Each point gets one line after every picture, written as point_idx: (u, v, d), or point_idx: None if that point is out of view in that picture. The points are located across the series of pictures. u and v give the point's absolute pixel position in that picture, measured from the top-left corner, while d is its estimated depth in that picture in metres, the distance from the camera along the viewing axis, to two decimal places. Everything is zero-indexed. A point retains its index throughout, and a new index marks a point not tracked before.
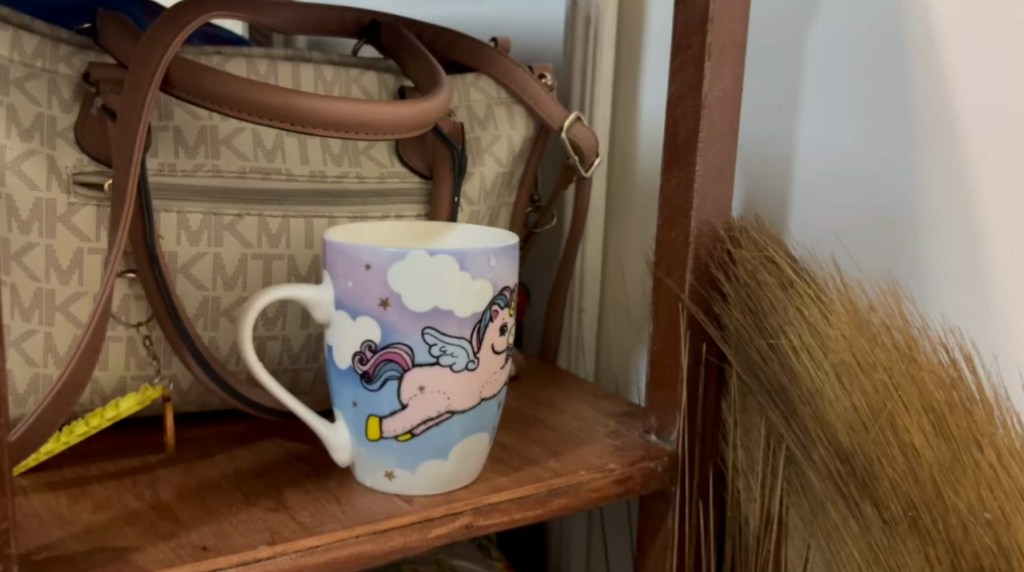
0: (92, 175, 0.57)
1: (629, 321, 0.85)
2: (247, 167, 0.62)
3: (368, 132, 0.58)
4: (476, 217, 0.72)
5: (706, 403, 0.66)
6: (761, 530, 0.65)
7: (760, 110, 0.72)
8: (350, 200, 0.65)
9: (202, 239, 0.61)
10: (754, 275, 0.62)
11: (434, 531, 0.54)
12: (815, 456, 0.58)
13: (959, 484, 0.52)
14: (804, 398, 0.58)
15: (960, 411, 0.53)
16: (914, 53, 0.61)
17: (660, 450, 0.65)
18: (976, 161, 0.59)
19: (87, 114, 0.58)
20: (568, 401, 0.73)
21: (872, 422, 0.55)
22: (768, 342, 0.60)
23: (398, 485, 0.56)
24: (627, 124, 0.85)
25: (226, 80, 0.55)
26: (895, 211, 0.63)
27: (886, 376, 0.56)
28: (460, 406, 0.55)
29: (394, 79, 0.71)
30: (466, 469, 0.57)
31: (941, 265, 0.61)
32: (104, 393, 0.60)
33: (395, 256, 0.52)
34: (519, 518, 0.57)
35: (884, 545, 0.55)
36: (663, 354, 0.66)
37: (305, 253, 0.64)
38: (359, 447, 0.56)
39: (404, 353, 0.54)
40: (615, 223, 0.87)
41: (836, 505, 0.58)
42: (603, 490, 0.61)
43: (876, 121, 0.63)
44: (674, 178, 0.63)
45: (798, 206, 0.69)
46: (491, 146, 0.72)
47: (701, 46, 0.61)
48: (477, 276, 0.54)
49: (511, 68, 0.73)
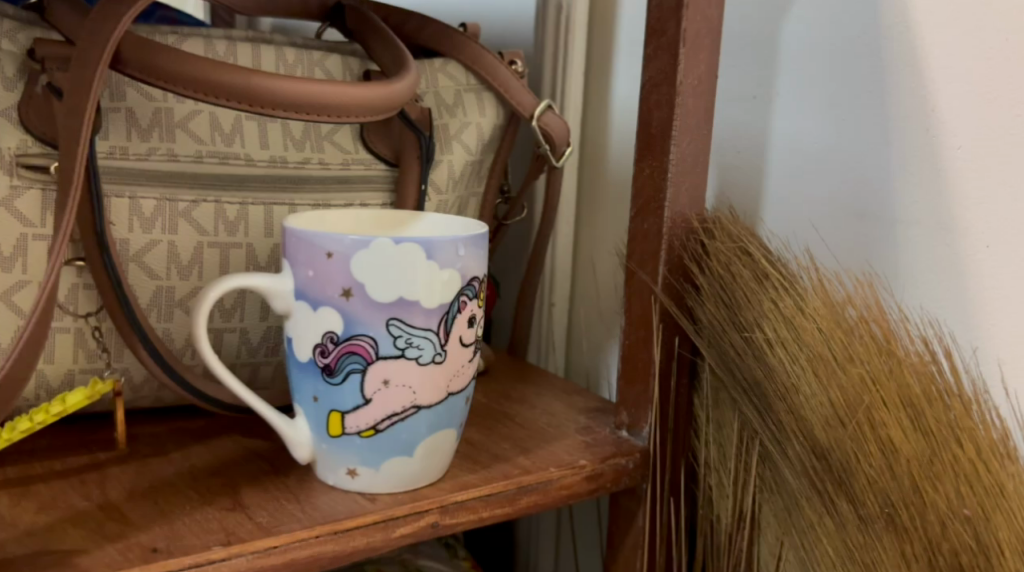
0: (38, 157, 0.55)
1: (600, 315, 0.83)
2: (204, 151, 0.59)
3: (331, 115, 0.55)
4: (444, 207, 0.70)
5: (678, 397, 0.64)
6: (733, 529, 0.63)
7: (734, 99, 0.70)
8: (313, 187, 0.62)
9: (156, 226, 0.58)
10: (728, 267, 0.60)
11: (398, 531, 0.52)
12: (790, 452, 0.57)
13: (938, 479, 0.51)
14: (779, 393, 0.57)
15: (939, 406, 0.52)
16: (892, 42, 0.60)
17: (632, 446, 0.63)
18: (954, 153, 0.57)
19: (32, 93, 0.55)
20: (539, 397, 0.71)
21: (849, 417, 0.53)
22: (743, 336, 0.58)
23: (362, 483, 0.54)
24: (599, 113, 0.83)
25: (182, 57, 0.52)
26: (872, 202, 0.61)
27: (864, 370, 0.54)
28: (427, 401, 0.53)
29: (359, 62, 0.69)
30: (432, 466, 0.55)
31: (917, 259, 0.59)
32: (50, 387, 0.57)
33: (359, 244, 0.50)
34: (486, 516, 0.55)
35: (859, 543, 0.53)
36: (636, 346, 0.63)
37: (265, 242, 0.61)
38: (319, 444, 0.54)
39: (368, 345, 0.51)
40: (587, 215, 0.85)
41: (812, 503, 0.56)
42: (573, 487, 0.59)
43: (854, 111, 0.62)
44: (647, 167, 0.61)
45: (772, 198, 0.67)
46: (459, 133, 0.70)
47: (676, 32, 0.59)
48: (444, 266, 0.51)
49: (480, 54, 0.71)
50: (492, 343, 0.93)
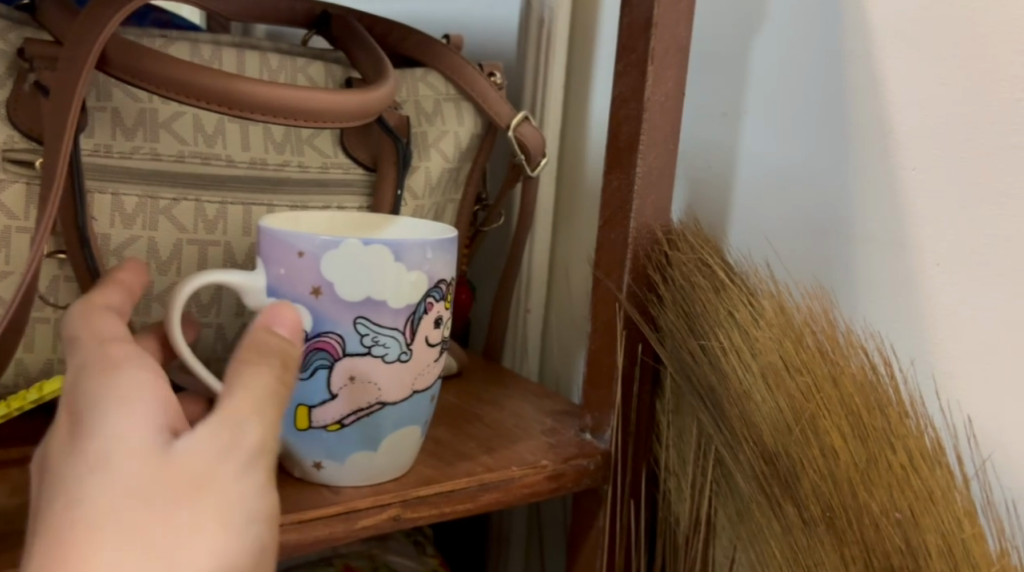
0: (24, 152, 0.57)
1: (572, 323, 0.86)
2: (186, 152, 0.61)
3: (309, 120, 0.57)
4: (421, 212, 0.72)
5: (641, 402, 0.66)
6: (690, 531, 0.65)
7: (707, 117, 0.72)
8: (291, 189, 0.65)
9: (137, 222, 0.60)
10: (689, 278, 0.62)
11: (361, 523, 0.55)
12: (741, 457, 0.59)
13: (873, 485, 0.53)
14: (732, 400, 0.59)
15: (877, 414, 0.54)
16: (851, 65, 0.62)
17: (594, 448, 0.65)
18: (907, 173, 0.59)
19: (20, 90, 0.57)
20: (508, 399, 0.73)
21: (795, 424, 0.56)
22: (700, 344, 0.61)
23: (329, 476, 0.56)
24: (577, 125, 0.85)
25: (167, 61, 0.55)
26: (831, 220, 0.64)
27: (809, 378, 0.56)
28: (391, 399, 0.55)
29: (342, 69, 0.71)
30: (397, 461, 0.57)
31: (870, 275, 0.62)
32: (29, 375, 0.59)
33: (328, 244, 0.52)
34: (448, 511, 0.57)
35: (803, 546, 0.55)
36: (600, 352, 0.65)
37: (243, 241, 0.63)
38: (287, 438, 0.55)
39: (335, 342, 0.53)
40: (564, 225, 0.87)
41: (761, 506, 0.58)
42: (535, 486, 0.61)
43: (817, 131, 0.64)
44: (616, 178, 0.63)
45: (740, 214, 0.70)
46: (437, 141, 0.72)
47: (644, 50, 0.61)
48: (411, 268, 0.53)
49: (461, 66, 0.73)
50: (469, 347, 0.96)
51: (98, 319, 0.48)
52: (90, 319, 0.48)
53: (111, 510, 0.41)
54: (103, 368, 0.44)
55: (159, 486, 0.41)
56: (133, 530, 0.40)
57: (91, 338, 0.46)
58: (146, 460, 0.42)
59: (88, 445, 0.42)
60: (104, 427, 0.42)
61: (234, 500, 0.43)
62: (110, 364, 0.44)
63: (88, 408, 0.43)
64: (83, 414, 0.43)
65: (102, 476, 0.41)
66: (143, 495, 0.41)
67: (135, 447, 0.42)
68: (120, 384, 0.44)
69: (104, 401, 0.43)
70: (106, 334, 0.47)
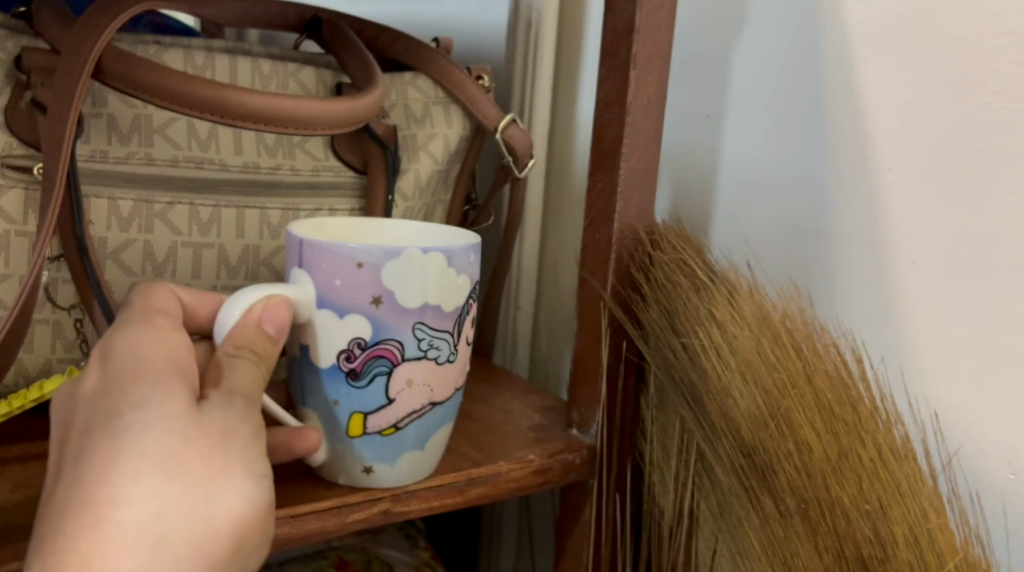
0: (20, 158, 0.58)
1: (559, 320, 0.88)
2: (180, 156, 0.63)
3: (297, 129, 0.59)
4: (411, 213, 0.74)
5: (626, 398, 0.68)
6: (674, 523, 0.67)
7: (690, 119, 0.74)
8: (284, 191, 0.66)
9: (133, 226, 0.62)
10: (670, 277, 0.64)
11: (352, 516, 0.56)
12: (721, 451, 0.60)
13: (844, 477, 0.55)
14: (711, 396, 0.60)
15: (849, 409, 0.56)
16: (829, 69, 0.64)
17: (580, 443, 0.66)
18: (884, 174, 0.61)
19: (17, 104, 0.59)
20: (496, 395, 0.75)
21: (770, 419, 0.58)
22: (680, 342, 0.62)
23: (374, 480, 0.57)
24: (566, 126, 0.87)
25: (160, 70, 0.56)
26: (809, 219, 0.65)
27: (785, 374, 0.58)
28: (440, 398, 0.57)
29: (332, 74, 0.73)
30: (435, 457, 0.59)
31: (845, 273, 0.63)
32: (28, 374, 0.61)
33: (388, 254, 0.53)
34: (437, 505, 0.59)
35: (779, 537, 0.57)
36: (586, 350, 0.67)
37: (236, 243, 0.65)
38: (335, 445, 0.56)
39: (394, 348, 0.54)
40: (553, 225, 0.89)
41: (740, 500, 0.60)
42: (521, 481, 0.63)
43: (796, 133, 0.66)
44: (600, 181, 0.65)
45: (721, 214, 0.72)
46: (426, 144, 0.74)
47: (627, 55, 0.62)
48: (460, 272, 0.55)
49: (449, 69, 0.74)
50: None
51: (147, 288, 0.53)
52: (150, 289, 0.53)
53: (155, 446, 0.46)
54: (147, 331, 0.50)
55: (174, 437, 0.47)
56: (161, 460, 0.46)
57: (136, 304, 0.52)
58: (169, 412, 0.47)
59: (133, 391, 0.47)
60: (150, 380, 0.48)
61: (236, 469, 0.48)
62: (150, 329, 0.50)
63: (123, 361, 0.49)
64: (115, 365, 0.48)
65: (127, 417, 0.47)
66: (184, 436, 0.47)
67: (166, 396, 0.47)
68: (159, 350, 0.49)
69: (144, 362, 0.49)
70: (149, 302, 0.52)
